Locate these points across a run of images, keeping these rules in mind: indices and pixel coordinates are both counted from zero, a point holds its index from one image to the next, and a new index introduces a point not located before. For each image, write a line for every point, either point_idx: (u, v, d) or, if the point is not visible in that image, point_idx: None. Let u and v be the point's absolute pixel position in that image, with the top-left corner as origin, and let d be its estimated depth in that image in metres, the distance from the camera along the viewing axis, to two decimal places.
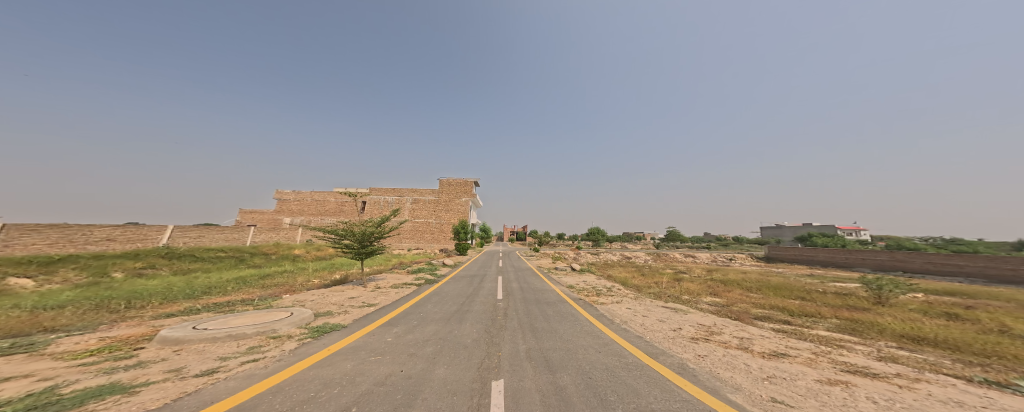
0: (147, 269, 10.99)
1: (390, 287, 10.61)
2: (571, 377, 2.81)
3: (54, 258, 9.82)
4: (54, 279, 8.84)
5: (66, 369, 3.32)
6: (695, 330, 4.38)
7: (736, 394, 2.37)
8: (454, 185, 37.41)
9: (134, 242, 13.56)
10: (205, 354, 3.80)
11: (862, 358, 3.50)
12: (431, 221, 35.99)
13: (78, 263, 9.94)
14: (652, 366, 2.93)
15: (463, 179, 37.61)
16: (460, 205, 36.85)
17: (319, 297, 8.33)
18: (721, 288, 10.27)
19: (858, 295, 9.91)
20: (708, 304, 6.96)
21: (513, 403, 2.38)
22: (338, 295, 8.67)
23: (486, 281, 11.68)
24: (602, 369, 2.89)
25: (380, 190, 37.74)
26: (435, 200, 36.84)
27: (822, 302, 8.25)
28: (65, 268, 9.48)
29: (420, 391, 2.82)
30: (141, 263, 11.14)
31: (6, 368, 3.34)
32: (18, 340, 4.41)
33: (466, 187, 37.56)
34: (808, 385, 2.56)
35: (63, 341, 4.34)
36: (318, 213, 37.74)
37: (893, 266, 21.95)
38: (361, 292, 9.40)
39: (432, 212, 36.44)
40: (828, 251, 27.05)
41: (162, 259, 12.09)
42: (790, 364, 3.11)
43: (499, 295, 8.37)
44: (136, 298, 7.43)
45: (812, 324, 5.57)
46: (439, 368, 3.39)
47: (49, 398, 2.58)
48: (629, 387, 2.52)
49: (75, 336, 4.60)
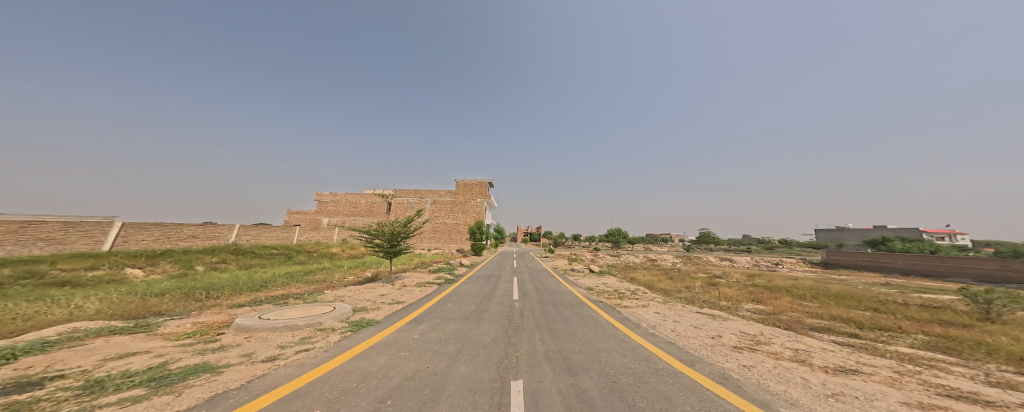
0: (220, 263, 12.30)
1: (415, 285, 10.97)
2: (593, 380, 2.69)
3: (155, 252, 11.32)
4: (157, 270, 10.20)
5: (172, 347, 3.77)
6: (736, 339, 4.04)
7: (790, 409, 2.13)
8: (470, 186, 37.87)
9: (211, 239, 15.20)
10: (268, 342, 4.13)
11: (967, 382, 3.01)
12: (449, 221, 36.74)
13: (173, 256, 11.36)
14: (688, 374, 2.73)
15: (478, 180, 37.93)
16: (476, 206, 37.30)
17: (355, 293, 8.80)
18: (764, 295, 9.42)
19: (958, 308, 8.53)
20: (749, 311, 6.42)
21: (533, 403, 2.33)
22: (371, 292, 9.11)
23: (502, 281, 11.70)
24: (628, 373, 2.74)
25: (404, 192, 39.31)
26: (452, 201, 37.64)
27: (903, 316, 7.28)
28: (164, 261, 10.89)
29: (444, 387, 2.85)
30: (216, 258, 12.49)
31: (131, 344, 3.86)
32: (133, 321, 5.09)
33: (481, 187, 37.81)
34: (888, 406, 2.24)
35: (169, 324, 4.95)
36: (352, 214, 40.07)
37: (1007, 277, 18.86)
38: (391, 290, 9.77)
39: (452, 213, 37.18)
40: (909, 257, 23.88)
41: (231, 255, 13.45)
42: (864, 382, 2.75)
43: (515, 295, 8.35)
44: (209, 289, 8.23)
45: (891, 339, 4.91)
46: (461, 367, 3.41)
47: (162, 372, 2.95)
48: (661, 393, 2.36)
49: (175, 320, 5.24)
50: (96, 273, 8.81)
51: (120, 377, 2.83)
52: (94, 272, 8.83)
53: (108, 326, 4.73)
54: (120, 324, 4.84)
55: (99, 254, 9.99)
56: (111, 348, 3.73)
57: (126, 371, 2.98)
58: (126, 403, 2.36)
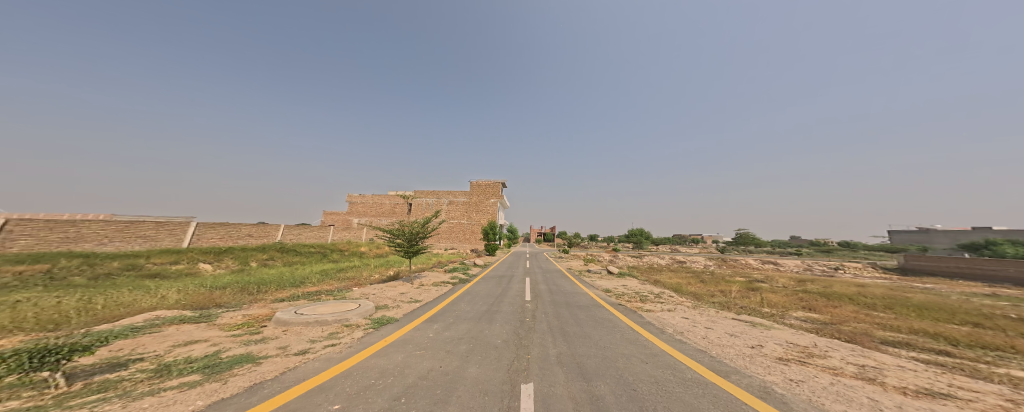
0: (270, 260, 13.16)
1: (433, 285, 11.13)
2: (609, 387, 2.60)
3: (222, 249, 12.49)
4: (222, 265, 11.15)
5: (224, 337, 4.01)
6: (783, 350, 3.78)
7: None
8: (483, 187, 38.04)
9: (263, 239, 16.34)
10: (301, 335, 4.31)
11: None
12: (464, 221, 37.11)
13: (234, 253, 12.35)
14: (722, 386, 2.56)
15: (491, 181, 37.99)
16: (489, 206, 37.41)
17: (378, 290, 9.05)
18: (819, 303, 8.87)
19: None
20: (798, 320, 6.06)
21: (543, 408, 2.27)
22: (392, 290, 9.34)
23: (514, 282, 11.67)
24: (650, 381, 2.63)
25: (424, 193, 40.18)
26: (467, 201, 37.98)
27: (1010, 333, 6.54)
28: (228, 257, 11.92)
29: (454, 388, 2.84)
30: (266, 255, 13.39)
31: (193, 333, 4.15)
32: (199, 312, 5.54)
33: (495, 187, 37.86)
34: None
35: (225, 315, 5.31)
36: (378, 215, 41.41)
37: None
38: (410, 288, 9.99)
39: (467, 213, 37.49)
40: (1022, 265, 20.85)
41: (279, 252, 14.34)
42: (958, 410, 2.46)
43: (527, 297, 8.30)
44: (259, 284, 8.72)
45: (997, 360, 4.41)
46: (472, 368, 3.39)
47: (216, 359, 3.15)
48: (687, 404, 2.24)
49: (229, 312, 5.61)
50: (176, 267, 9.85)
51: (183, 361, 3.08)
52: (174, 266, 9.88)
53: (179, 315, 5.17)
54: (189, 314, 5.27)
55: (179, 250, 11.15)
56: (177, 335, 4.05)
57: (188, 357, 3.23)
58: (184, 388, 2.56)
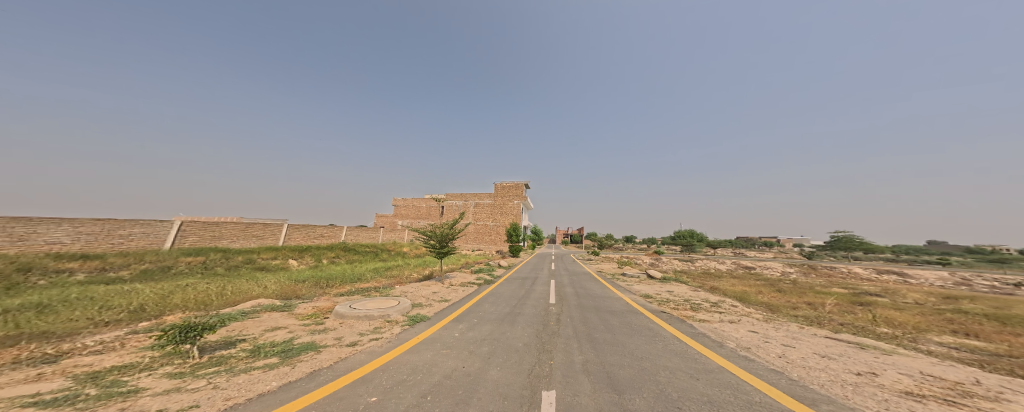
0: (337, 257, 15.01)
1: (461, 286, 11.19)
2: (644, 401, 2.45)
3: (303, 248, 14.80)
4: (303, 261, 13.40)
5: (298, 325, 4.62)
6: (922, 383, 2.99)
7: None
8: (508, 189, 38.13)
9: (331, 237, 18.08)
10: (352, 328, 4.55)
11: None
12: (489, 224, 37.34)
13: (311, 251, 14.60)
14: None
15: (515, 183, 37.94)
16: (513, 208, 37.36)
17: (415, 289, 9.34)
18: (967, 324, 7.07)
19: None
20: (942, 347, 4.94)
21: None
22: (426, 289, 9.57)
23: (538, 284, 11.47)
24: (702, 401, 2.42)
25: (454, 196, 41.17)
26: (491, 203, 38.21)
27: None
28: (307, 254, 14.24)
29: (476, 389, 2.81)
30: (334, 253, 15.26)
31: (274, 321, 4.83)
32: (287, 301, 6.34)
33: (519, 189, 37.81)
34: None
35: (301, 305, 6.02)
36: (416, 217, 42.80)
37: None
38: (441, 288, 10.22)
39: (491, 215, 37.72)
40: None
41: (342, 251, 16.16)
42: None
43: (551, 300, 8.16)
44: (325, 280, 9.72)
45: None
46: (493, 370, 3.38)
47: (289, 345, 3.70)
48: None
49: (305, 302, 6.32)
50: (276, 262, 12.30)
51: (269, 345, 3.74)
52: (275, 261, 12.35)
53: (271, 304, 6.06)
54: (276, 303, 6.12)
55: (275, 248, 13.68)
56: (265, 321, 4.80)
57: (273, 342, 3.90)
58: (266, 369, 3.09)
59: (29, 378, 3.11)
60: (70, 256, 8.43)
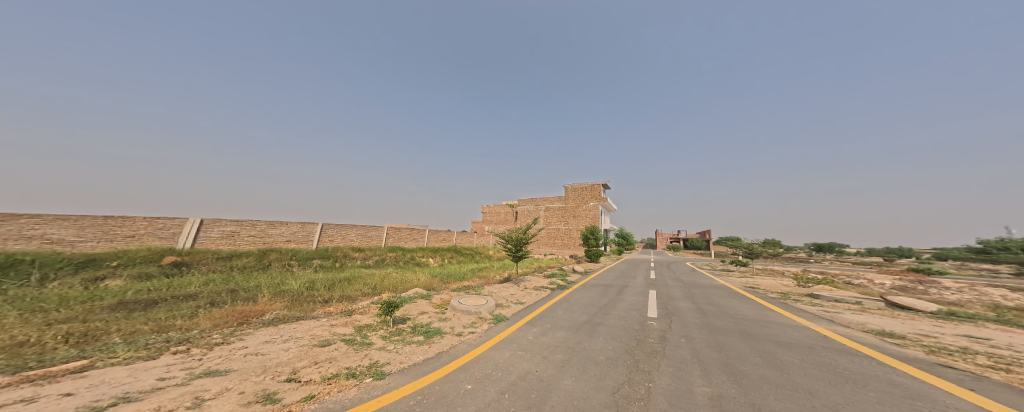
0: (452, 257, 21.07)
1: (535, 289, 11.13)
2: None
3: (435, 250, 21.36)
4: (436, 260, 19.25)
5: (433, 313, 7.57)
6: None
7: None
8: (581, 190, 36.66)
9: (445, 241, 24.40)
10: (461, 320, 7.05)
11: None
12: (561, 227, 36.54)
13: (439, 253, 20.91)
14: None
15: (589, 183, 36.18)
16: (590, 211, 35.42)
17: (496, 290, 10.07)
18: None
19: None
20: None
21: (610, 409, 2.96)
22: (507, 289, 10.13)
23: (628, 294, 10.38)
24: None
25: (526, 200, 42.01)
26: (563, 206, 37.37)
27: None
28: (438, 254, 20.47)
29: (548, 393, 3.68)
30: (449, 254, 21.39)
31: (421, 307, 8.00)
32: (428, 291, 9.93)
33: (591, 190, 36.06)
34: None
35: (436, 295, 9.43)
36: (496, 223, 45.16)
37: None
38: (517, 290, 10.36)
39: (565, 219, 36.75)
40: None
41: (454, 252, 22.31)
42: None
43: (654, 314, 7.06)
44: (448, 277, 13.24)
45: None
46: (566, 381, 4.08)
47: (428, 328, 6.36)
48: None
49: (438, 293, 9.70)
50: (429, 259, 18.58)
51: (420, 326, 6.50)
52: (430, 259, 18.66)
53: (420, 292, 9.71)
54: (422, 292, 9.76)
55: (424, 249, 20.52)
56: (419, 307, 8.02)
57: (422, 324, 6.66)
58: (418, 344, 5.52)
59: (341, 323, 6.34)
60: (356, 248, 15.92)
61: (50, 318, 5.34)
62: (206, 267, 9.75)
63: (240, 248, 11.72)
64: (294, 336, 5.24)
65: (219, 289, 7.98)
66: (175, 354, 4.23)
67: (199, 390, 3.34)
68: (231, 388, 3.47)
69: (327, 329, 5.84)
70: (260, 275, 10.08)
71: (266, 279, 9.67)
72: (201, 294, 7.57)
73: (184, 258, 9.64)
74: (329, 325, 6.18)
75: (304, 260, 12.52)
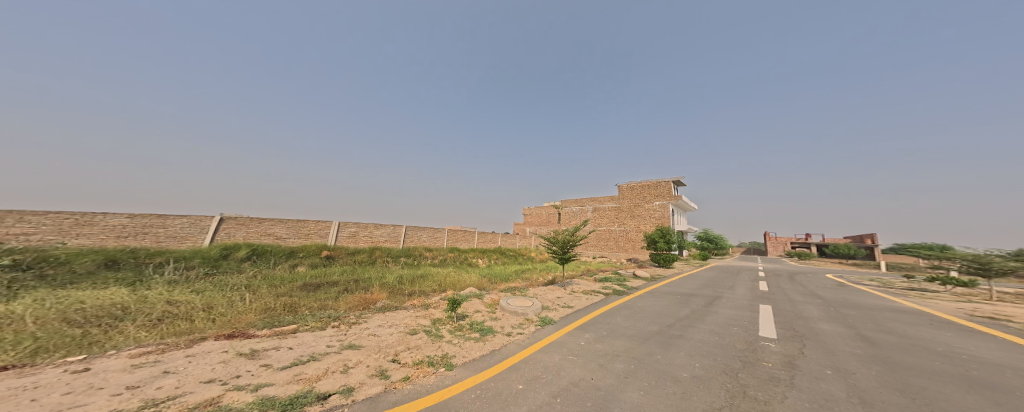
0: (497, 258, 23.08)
1: (584, 292, 11.42)
2: None
3: (484, 251, 23.38)
4: (482, 260, 21.23)
5: (486, 312, 8.34)
6: None
7: None
8: (638, 189, 34.10)
9: (491, 243, 25.56)
10: (509, 320, 7.75)
11: None
12: (615, 229, 34.51)
13: (487, 253, 23.02)
14: None
15: (649, 181, 33.43)
16: (652, 211, 32.49)
17: (544, 291, 10.97)
18: None
19: None
20: None
21: None
22: (554, 292, 11.01)
23: (724, 308, 8.99)
24: None
25: (571, 201, 40.80)
26: (617, 207, 35.25)
27: None
28: (487, 254, 22.74)
29: (607, 404, 3.49)
30: (495, 254, 23.42)
31: (476, 306, 8.84)
32: (481, 291, 10.85)
33: (650, 189, 33.25)
34: None
35: (487, 294, 10.35)
36: (539, 224, 44.30)
37: None
38: (564, 293, 11.06)
39: (622, 219, 34.43)
40: None
41: (497, 253, 24.15)
42: None
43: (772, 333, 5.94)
44: (494, 277, 14.58)
45: None
46: (631, 392, 3.80)
47: (481, 327, 7.12)
48: None
49: (489, 293, 10.48)
50: (479, 260, 20.93)
51: (477, 324, 7.26)
52: (481, 259, 21.13)
53: (473, 291, 10.59)
54: (475, 291, 10.65)
55: (481, 250, 23.04)
56: (474, 305, 8.88)
57: (476, 322, 7.45)
58: (475, 339, 6.35)
59: (423, 315, 7.45)
60: (428, 247, 19.33)
61: (284, 292, 9.03)
62: (343, 260, 13.65)
63: (360, 246, 15.77)
64: (395, 322, 6.82)
65: (348, 278, 11.33)
66: (333, 327, 6.38)
67: (345, 358, 4.94)
68: (360, 362, 4.87)
69: (415, 319, 7.11)
70: (374, 269, 13.91)
71: (377, 271, 13.02)
72: (340, 281, 10.95)
73: (335, 253, 13.83)
74: (415, 316, 7.40)
75: (396, 256, 16.23)
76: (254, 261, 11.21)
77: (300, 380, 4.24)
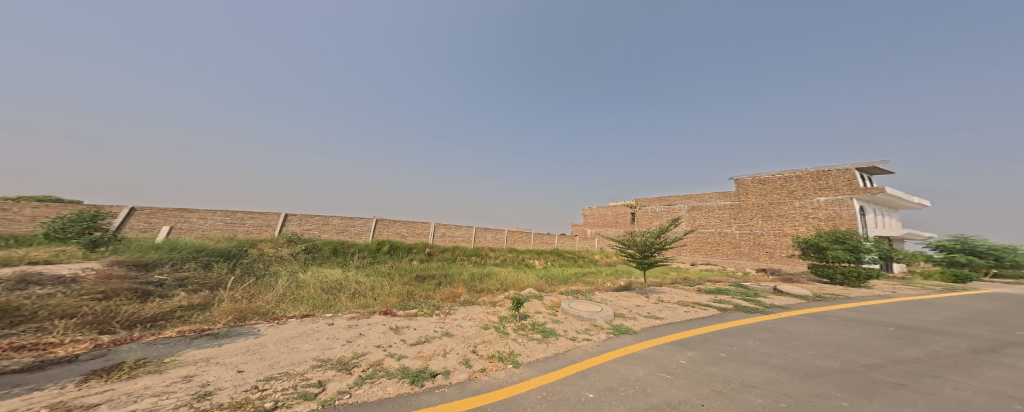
0: (552, 260, 23.01)
1: (675, 302, 10.09)
2: None
3: (539, 251, 23.69)
4: (538, 261, 21.85)
5: (547, 313, 8.28)
6: None
7: None
8: (762, 183, 26.22)
9: (547, 243, 25.55)
10: (572, 324, 7.51)
11: None
12: (731, 232, 27.54)
13: (542, 254, 23.27)
14: None
15: (782, 173, 25.22)
16: (787, 208, 24.46)
17: (615, 298, 10.32)
18: None
19: None
20: None
21: None
22: (628, 300, 10.16)
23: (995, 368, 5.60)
24: None
25: (648, 199, 35.74)
26: (734, 205, 27.87)
27: None
28: (541, 256, 22.82)
29: None
30: (551, 256, 23.51)
31: (535, 306, 8.83)
32: (540, 292, 10.83)
33: (800, 180, 24.10)
34: None
35: (547, 295, 10.24)
36: (604, 225, 39.98)
37: None
38: (645, 302, 10.04)
39: (751, 221, 26.60)
40: None
41: (552, 254, 23.94)
42: None
43: None
44: (551, 279, 14.43)
45: None
46: None
47: (542, 327, 7.17)
48: None
49: (547, 295, 10.31)
50: (534, 262, 21.70)
51: (536, 324, 7.33)
52: (538, 261, 21.90)
53: (531, 292, 10.53)
54: (532, 292, 10.56)
55: (540, 252, 23.51)
56: (535, 306, 8.91)
57: (538, 322, 7.54)
58: (539, 340, 6.42)
59: (491, 312, 8.28)
60: (489, 248, 21.07)
61: (409, 280, 12.29)
62: (438, 256, 17.52)
63: (447, 244, 19.22)
64: (471, 317, 7.83)
65: (441, 272, 14.29)
66: (437, 315, 7.86)
67: (446, 343, 6.07)
68: (452, 349, 5.81)
69: (489, 315, 7.97)
70: (453, 265, 16.63)
71: (460, 267, 15.94)
72: (436, 274, 13.76)
73: (433, 249, 17.71)
74: (487, 311, 8.40)
75: (470, 257, 18.83)
76: (391, 254, 15.95)
77: (421, 356, 5.46)
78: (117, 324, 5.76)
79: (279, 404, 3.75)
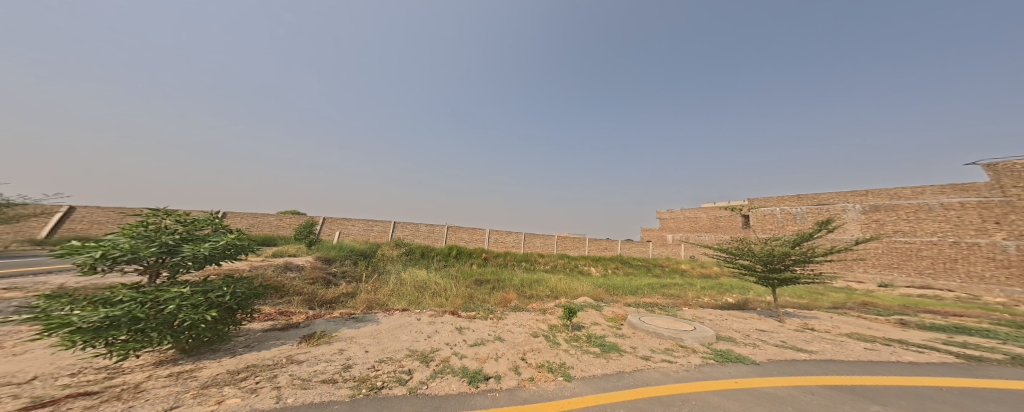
0: (614, 268, 19.45)
1: (841, 334, 6.38)
2: None
3: (597, 258, 20.53)
4: (599, 269, 18.90)
5: (609, 327, 6.18)
6: None
7: None
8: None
9: (607, 250, 22.51)
10: (645, 341, 5.34)
11: None
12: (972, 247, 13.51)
13: (601, 261, 20.06)
14: None
15: None
16: None
17: (718, 318, 7.44)
18: None
19: None
20: None
21: None
22: (740, 322, 7.15)
23: None
24: None
25: None
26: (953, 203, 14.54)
27: None
28: (600, 263, 19.62)
29: None
30: (611, 264, 19.89)
31: (591, 317, 6.87)
32: (597, 302, 8.62)
33: None
34: None
35: (608, 306, 8.05)
36: (691, 230, 33.53)
37: None
38: (770, 327, 6.86)
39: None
40: None
41: (611, 262, 20.26)
42: None
43: None
44: (613, 288, 11.91)
45: None
46: None
47: (601, 341, 5.20)
48: None
49: (607, 306, 8.11)
50: (597, 269, 18.84)
51: (593, 337, 5.45)
52: (602, 269, 19.00)
53: (588, 302, 8.45)
54: (587, 301, 8.51)
55: (602, 259, 20.44)
56: (592, 317, 6.96)
57: (596, 335, 5.62)
58: (594, 354, 4.58)
59: (540, 319, 6.68)
60: (540, 254, 19.14)
61: (471, 283, 11.45)
62: (495, 261, 16.62)
63: (500, 250, 18.33)
64: (516, 322, 6.39)
65: (490, 276, 13.40)
66: (491, 319, 6.61)
67: (497, 348, 4.68)
68: (502, 354, 4.41)
69: (538, 323, 6.39)
70: (504, 270, 15.48)
71: (508, 273, 14.65)
72: (490, 279, 12.87)
73: (488, 255, 16.87)
74: (537, 318, 6.83)
75: (522, 262, 17.35)
76: (457, 258, 15.56)
77: (477, 358, 4.19)
78: (317, 303, 6.75)
79: (382, 383, 3.01)
